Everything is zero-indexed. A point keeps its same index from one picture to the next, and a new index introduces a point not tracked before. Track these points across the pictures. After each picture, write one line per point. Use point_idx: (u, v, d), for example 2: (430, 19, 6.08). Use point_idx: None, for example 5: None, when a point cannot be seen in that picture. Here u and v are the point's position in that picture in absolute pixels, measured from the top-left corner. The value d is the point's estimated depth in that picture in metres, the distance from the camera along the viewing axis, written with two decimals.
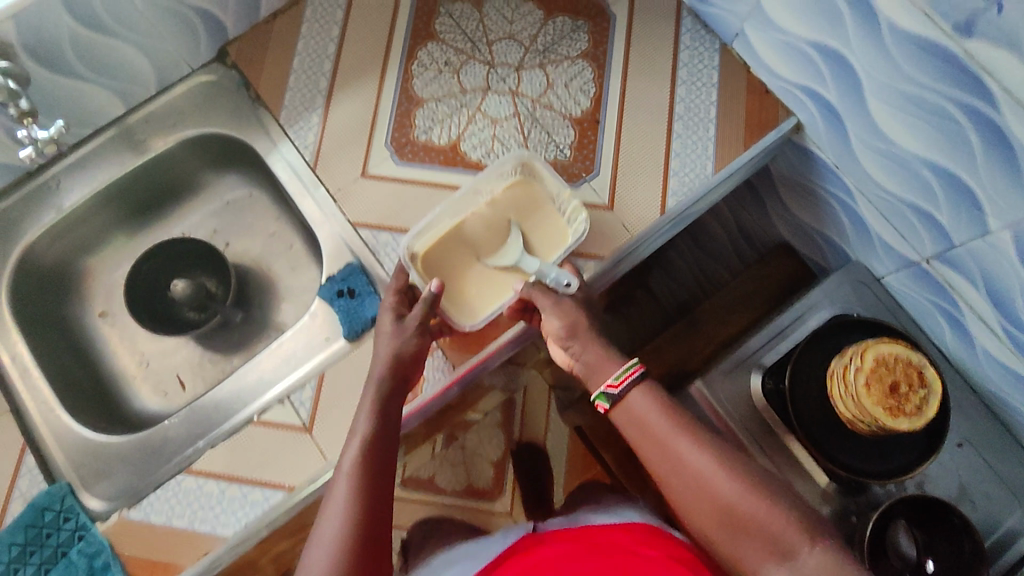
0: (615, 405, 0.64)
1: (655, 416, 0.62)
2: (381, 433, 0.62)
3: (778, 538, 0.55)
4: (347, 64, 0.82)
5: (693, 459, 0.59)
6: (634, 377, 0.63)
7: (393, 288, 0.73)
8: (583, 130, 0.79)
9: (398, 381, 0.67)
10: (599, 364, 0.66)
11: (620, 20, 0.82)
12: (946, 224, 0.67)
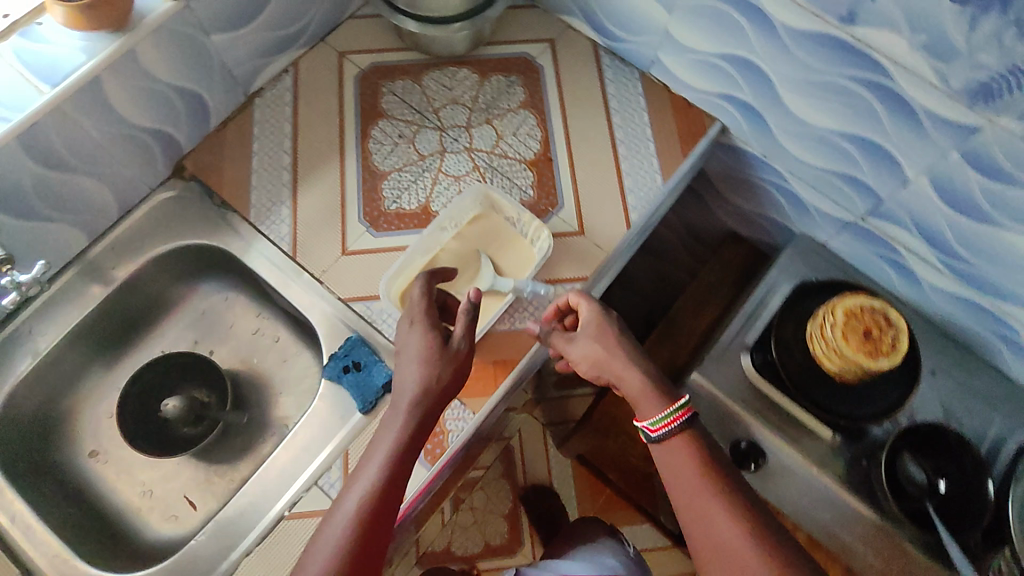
0: (654, 443, 0.64)
1: (686, 466, 0.61)
2: (394, 478, 0.60)
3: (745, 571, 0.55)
4: (306, 154, 0.86)
5: (727, 530, 0.57)
6: (675, 423, 0.63)
7: (424, 298, 0.70)
8: (539, 170, 0.85)
9: (423, 419, 0.64)
10: (640, 398, 0.66)
11: (548, 69, 0.90)
12: (871, 183, 0.78)
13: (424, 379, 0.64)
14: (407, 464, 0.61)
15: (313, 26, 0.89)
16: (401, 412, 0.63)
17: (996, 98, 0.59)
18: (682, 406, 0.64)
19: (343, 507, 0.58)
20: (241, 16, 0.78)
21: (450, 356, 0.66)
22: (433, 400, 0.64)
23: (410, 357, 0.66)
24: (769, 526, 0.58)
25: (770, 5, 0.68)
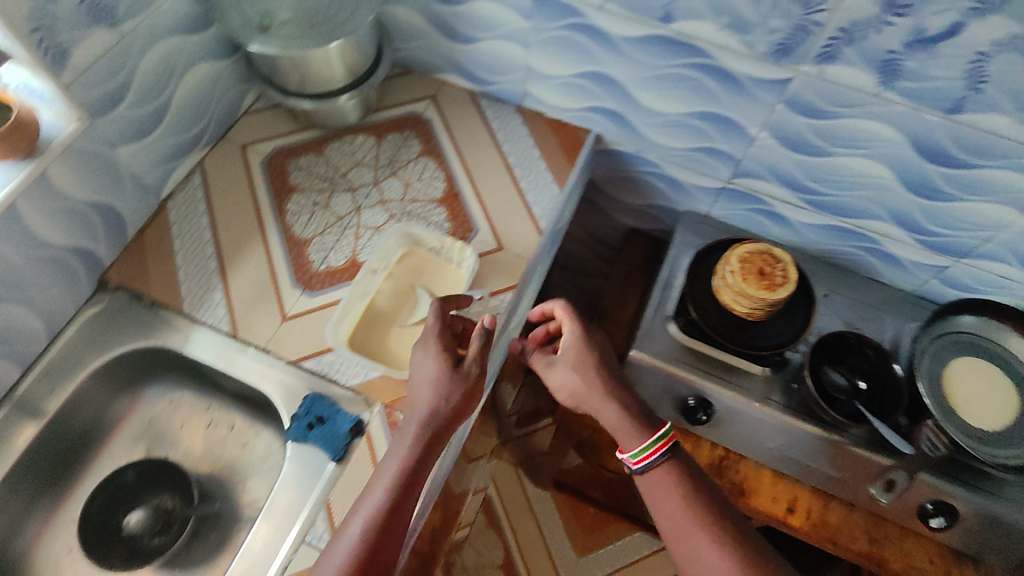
0: (638, 473, 0.71)
1: (671, 502, 0.67)
2: (397, 506, 0.62)
3: None
4: (228, 240, 0.89)
5: (713, 563, 0.62)
6: (655, 455, 0.69)
7: (437, 320, 0.73)
8: (450, 204, 0.93)
9: (430, 441, 0.67)
10: (620, 432, 0.72)
11: (436, 120, 1.01)
12: (727, 148, 0.92)
13: (432, 403, 0.67)
14: (414, 487, 0.64)
15: (211, 127, 0.95)
16: (409, 435, 0.66)
17: (794, 52, 0.75)
18: (661, 437, 0.70)
19: (347, 534, 0.61)
20: (146, 126, 0.83)
21: (463, 377, 0.70)
22: (441, 420, 0.67)
23: (421, 380, 0.70)
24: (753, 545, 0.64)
25: (605, 22, 0.82)
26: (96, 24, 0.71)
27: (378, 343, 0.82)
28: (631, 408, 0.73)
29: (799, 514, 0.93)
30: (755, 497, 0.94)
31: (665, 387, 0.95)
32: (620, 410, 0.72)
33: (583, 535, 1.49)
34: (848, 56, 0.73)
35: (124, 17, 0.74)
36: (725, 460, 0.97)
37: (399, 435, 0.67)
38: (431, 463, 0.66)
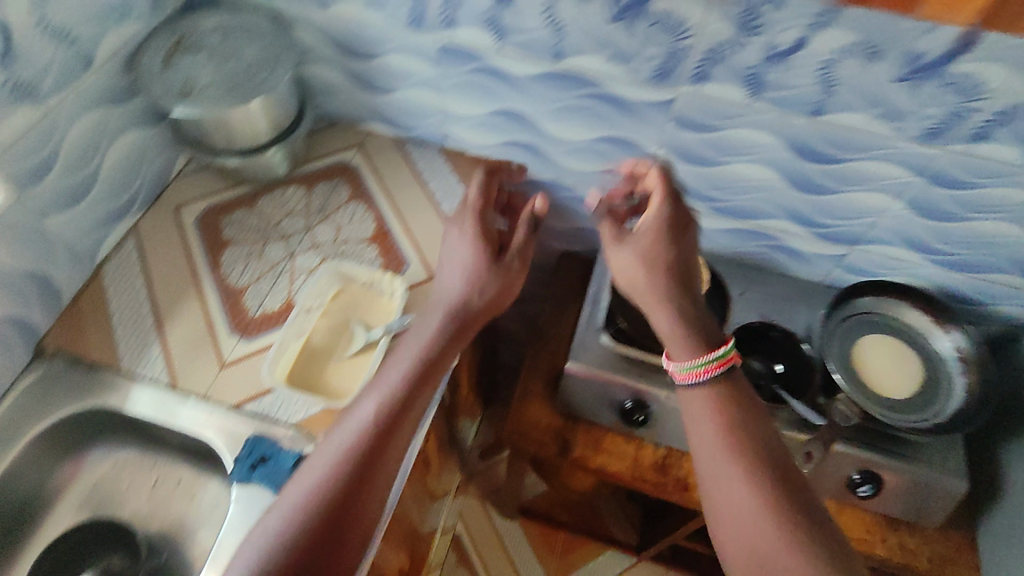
0: (681, 387, 0.72)
1: (710, 420, 0.68)
2: (420, 384, 0.70)
3: (753, 524, 0.61)
4: (164, 296, 0.91)
5: (736, 487, 0.64)
6: (709, 374, 0.70)
7: (473, 207, 0.84)
8: (381, 242, 0.98)
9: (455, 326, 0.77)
10: (670, 337, 0.74)
11: (363, 166, 1.06)
12: (634, 167, 1.00)
13: (462, 291, 0.78)
14: (436, 369, 0.72)
15: (144, 191, 0.98)
16: (435, 321, 0.76)
17: (671, 75, 0.84)
18: (720, 359, 0.70)
19: (378, 392, 0.68)
20: (76, 194, 0.86)
21: (503, 267, 0.80)
22: (469, 307, 0.77)
23: (456, 262, 0.81)
24: (784, 472, 0.65)
25: (504, 63, 0.90)
26: (21, 101, 0.75)
27: (316, 377, 0.85)
28: (689, 320, 0.74)
29: None
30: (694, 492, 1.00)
31: (602, 394, 1.00)
32: (674, 317, 0.74)
33: (557, 562, 1.52)
34: (718, 74, 0.82)
35: (48, 93, 0.78)
36: (669, 459, 1.02)
37: (427, 320, 0.77)
38: (452, 351, 0.75)
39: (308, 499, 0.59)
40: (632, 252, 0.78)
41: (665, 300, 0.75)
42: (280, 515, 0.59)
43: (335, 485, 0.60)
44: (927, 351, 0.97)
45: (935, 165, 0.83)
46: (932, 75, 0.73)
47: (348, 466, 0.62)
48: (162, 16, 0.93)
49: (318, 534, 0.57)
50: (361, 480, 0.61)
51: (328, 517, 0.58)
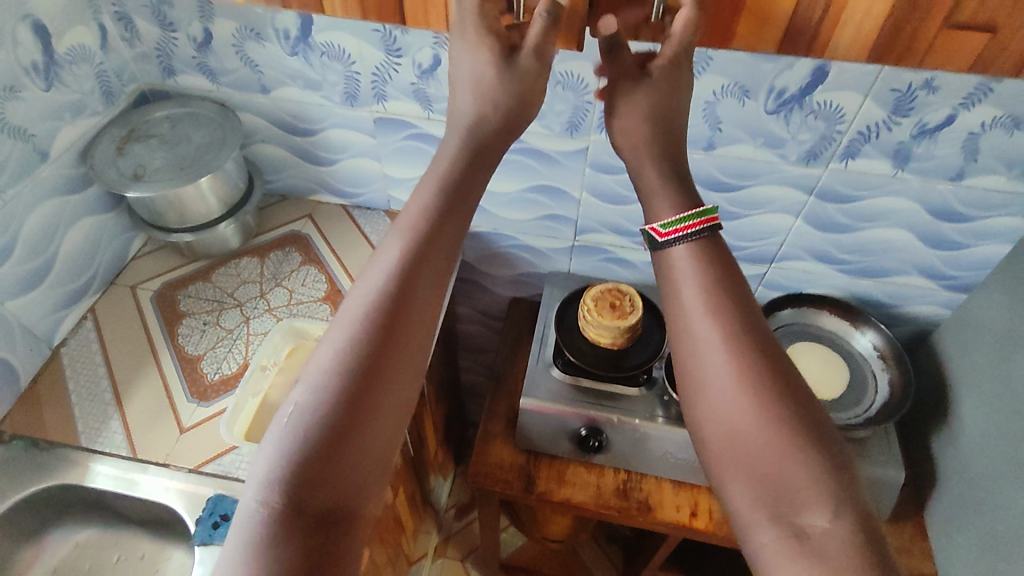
0: (658, 248, 0.59)
1: (687, 285, 0.56)
2: (408, 278, 0.56)
3: (733, 429, 0.51)
4: (122, 371, 0.94)
5: (725, 382, 0.52)
6: (692, 230, 0.58)
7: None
8: (333, 300, 1.03)
9: (463, 182, 0.61)
10: (659, 201, 0.60)
11: (313, 234, 1.13)
12: (562, 211, 1.09)
13: (477, 109, 0.63)
14: (457, 213, 0.60)
15: (101, 274, 1.02)
16: (451, 148, 0.63)
17: (581, 126, 0.94)
18: (703, 215, 0.58)
19: (367, 286, 0.56)
20: (33, 279, 0.90)
21: (519, 75, 0.61)
22: (474, 155, 0.62)
23: (464, 78, 0.63)
24: (774, 358, 0.53)
25: (434, 129, 0.99)
26: None
27: None
28: (677, 175, 0.61)
29: (702, 516, 1.02)
30: (659, 511, 1.03)
31: (557, 426, 1.04)
32: (664, 171, 0.61)
33: None
34: None
35: (6, 186, 0.84)
36: (628, 482, 1.06)
37: (443, 152, 0.63)
38: (472, 195, 0.62)
39: (312, 407, 0.49)
40: (641, 99, 0.62)
41: (657, 153, 0.62)
42: (277, 434, 0.49)
43: (329, 406, 0.49)
44: (849, 351, 1.06)
45: (822, 184, 0.95)
46: (796, 106, 0.85)
47: (363, 341, 0.52)
48: (114, 110, 1.00)
49: (339, 417, 0.49)
50: (368, 381, 0.51)
51: (346, 398, 0.50)
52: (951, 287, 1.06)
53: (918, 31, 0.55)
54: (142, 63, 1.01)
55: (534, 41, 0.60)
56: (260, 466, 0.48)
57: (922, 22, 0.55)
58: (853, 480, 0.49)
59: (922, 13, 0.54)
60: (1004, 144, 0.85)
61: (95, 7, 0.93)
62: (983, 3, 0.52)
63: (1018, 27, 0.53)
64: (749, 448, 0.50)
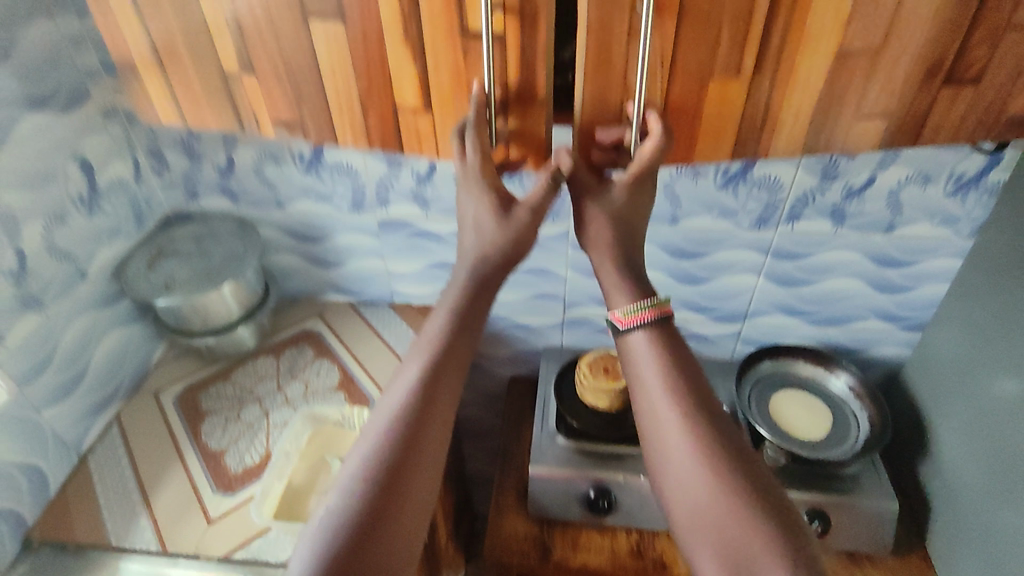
0: (620, 335, 0.71)
1: (648, 371, 0.68)
2: (422, 395, 0.67)
3: (695, 497, 0.62)
4: (148, 471, 0.98)
5: (683, 458, 0.64)
6: (646, 317, 0.70)
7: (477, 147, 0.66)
8: (347, 388, 1.10)
9: (469, 310, 0.73)
10: (615, 293, 0.73)
11: (324, 330, 1.22)
12: (551, 289, 1.20)
13: (479, 247, 0.73)
14: (464, 334, 0.72)
15: (126, 382, 1.09)
16: (460, 278, 0.74)
17: (560, 212, 1.08)
18: (651, 304, 0.71)
19: (388, 403, 0.68)
20: (67, 387, 0.97)
21: (514, 223, 0.71)
22: (478, 282, 0.74)
23: (468, 221, 0.73)
24: (723, 436, 0.65)
25: (432, 226, 1.11)
26: (29, 310, 0.90)
27: (301, 511, 0.93)
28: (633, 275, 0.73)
29: None
30: (675, 567, 1.06)
31: (567, 491, 1.09)
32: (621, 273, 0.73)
33: None
34: None
35: (50, 302, 0.93)
36: (642, 542, 1.09)
37: (455, 279, 0.76)
38: (477, 319, 0.74)
39: (343, 512, 0.60)
40: (605, 208, 0.72)
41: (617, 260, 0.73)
42: (315, 536, 0.59)
43: (358, 511, 0.60)
44: (827, 393, 1.15)
45: (776, 245, 1.08)
46: (741, 180, 1.01)
47: (384, 453, 0.63)
48: (144, 233, 1.12)
49: (365, 515, 0.60)
50: (390, 489, 0.62)
51: (372, 497, 0.61)
52: (908, 328, 1.18)
53: (835, 125, 0.66)
54: (170, 190, 1.15)
55: (534, 202, 0.71)
56: (302, 563, 0.58)
57: (837, 119, 0.66)
58: (800, 538, 0.59)
59: (834, 112, 0.65)
60: (920, 198, 1.00)
61: (132, 146, 1.07)
62: (880, 98, 0.64)
63: (908, 110, 0.65)
64: (709, 514, 0.60)
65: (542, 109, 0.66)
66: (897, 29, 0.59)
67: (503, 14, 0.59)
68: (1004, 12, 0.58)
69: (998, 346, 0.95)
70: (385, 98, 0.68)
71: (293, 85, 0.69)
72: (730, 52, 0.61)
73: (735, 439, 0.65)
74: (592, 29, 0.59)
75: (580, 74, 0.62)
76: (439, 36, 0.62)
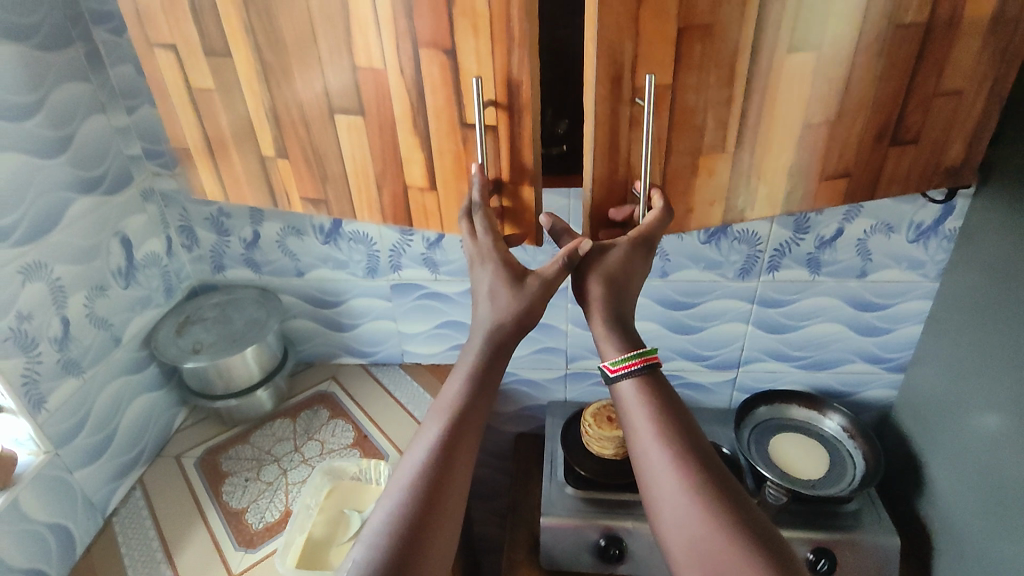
0: (610, 381, 0.75)
1: (639, 418, 0.72)
2: (439, 458, 0.68)
3: (694, 538, 0.64)
4: (171, 531, 1.01)
5: (679, 500, 0.66)
6: (635, 366, 0.74)
7: (488, 230, 0.73)
8: (362, 445, 1.15)
9: (487, 375, 0.74)
10: (606, 346, 0.76)
11: (338, 391, 1.27)
12: (553, 343, 1.27)
13: (497, 315, 0.75)
14: (483, 398, 0.73)
15: (149, 447, 1.13)
16: (477, 342, 0.75)
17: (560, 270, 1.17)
18: (641, 353, 0.75)
19: (405, 468, 0.68)
20: (98, 449, 1.01)
21: (527, 293, 0.75)
22: (494, 346, 0.75)
23: (482, 292, 0.76)
24: (716, 477, 0.68)
25: (441, 287, 1.20)
26: (69, 374, 0.96)
27: (321, 562, 0.96)
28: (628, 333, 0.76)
29: None
30: None
31: (579, 540, 1.11)
32: (614, 332, 0.76)
33: None
34: None
35: (87, 367, 0.99)
36: None
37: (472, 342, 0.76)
38: (494, 382, 0.75)
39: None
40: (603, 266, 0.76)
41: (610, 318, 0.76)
42: None
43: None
44: (822, 434, 1.20)
45: (760, 293, 1.17)
46: (722, 235, 1.11)
47: (402, 519, 0.63)
48: (172, 303, 1.20)
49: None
50: (409, 556, 0.61)
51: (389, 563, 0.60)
52: (892, 368, 1.25)
53: (808, 186, 0.75)
54: (197, 264, 1.24)
55: (547, 275, 0.76)
56: None
57: (808, 181, 0.74)
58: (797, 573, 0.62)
59: (807, 176, 0.74)
60: (886, 245, 1.10)
61: (166, 224, 1.17)
62: (841, 160, 0.74)
63: (864, 167, 0.75)
64: (707, 554, 0.63)
65: (533, 190, 0.72)
66: (848, 106, 0.70)
67: (495, 109, 0.67)
68: (930, 85, 0.70)
69: (973, 377, 1.02)
70: (396, 177, 0.76)
71: (320, 168, 0.78)
72: (718, 135, 0.69)
73: (727, 479, 0.68)
74: (599, 122, 0.66)
75: (590, 161, 0.69)
76: (442, 128, 0.70)
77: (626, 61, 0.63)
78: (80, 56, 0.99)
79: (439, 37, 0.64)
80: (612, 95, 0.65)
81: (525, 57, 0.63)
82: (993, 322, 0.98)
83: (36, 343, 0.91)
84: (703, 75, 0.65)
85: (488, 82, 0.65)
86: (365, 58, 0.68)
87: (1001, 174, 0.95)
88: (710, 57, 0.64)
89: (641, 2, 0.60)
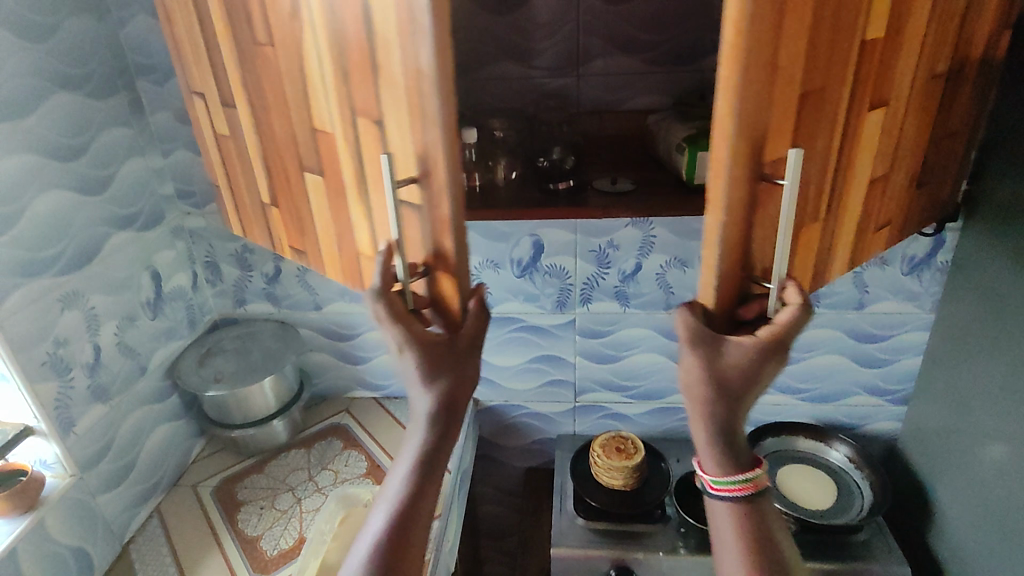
0: (705, 492, 0.68)
1: (729, 544, 0.65)
2: (384, 552, 0.66)
3: None
4: (187, 557, 1.03)
5: None
6: (735, 491, 0.65)
7: (396, 317, 0.64)
8: (374, 474, 1.17)
9: (433, 449, 0.70)
10: (705, 459, 0.65)
11: (352, 423, 1.30)
12: (561, 376, 1.30)
13: (433, 386, 0.67)
14: (429, 476, 0.70)
15: (166, 478, 1.15)
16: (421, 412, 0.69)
17: (567, 302, 1.22)
18: (745, 479, 0.65)
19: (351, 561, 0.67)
20: (118, 476, 1.04)
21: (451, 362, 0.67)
22: (439, 422, 0.69)
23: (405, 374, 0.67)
24: None
25: None
26: (97, 400, 1.00)
27: None
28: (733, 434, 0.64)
29: None
30: None
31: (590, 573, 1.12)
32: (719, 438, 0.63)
33: None
34: (598, 295, 1.20)
35: (114, 394, 1.03)
36: None
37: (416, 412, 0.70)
38: (442, 454, 0.70)
39: None
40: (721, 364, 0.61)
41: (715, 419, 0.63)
42: None
43: None
44: (829, 465, 1.21)
45: None
46: None
47: None
48: (195, 335, 1.25)
49: None
50: None
51: None
52: (895, 400, 1.27)
53: (864, 239, 0.73)
54: (220, 298, 1.29)
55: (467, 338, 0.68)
56: None
57: (864, 235, 0.73)
58: None
59: (864, 230, 0.72)
60: (883, 279, 1.15)
61: (192, 260, 1.23)
62: (887, 210, 0.74)
63: (896, 213, 0.76)
64: None
65: (452, 280, 0.64)
66: (897, 158, 0.70)
67: (413, 185, 0.60)
68: (943, 128, 0.75)
69: (975, 404, 1.04)
70: (350, 243, 0.72)
71: (296, 224, 0.78)
72: (813, 205, 0.63)
73: None
74: (738, 204, 0.55)
75: (718, 257, 0.57)
76: (378, 199, 0.65)
77: (764, 135, 0.54)
78: (124, 103, 1.07)
79: (370, 109, 0.60)
80: (751, 175, 0.54)
81: (439, 135, 0.56)
82: (988, 349, 1.02)
83: (70, 368, 0.95)
84: (811, 141, 0.59)
85: (403, 157, 0.60)
86: (319, 122, 0.66)
87: (985, 209, 1.00)
88: (820, 122, 0.58)
89: (780, 68, 0.52)
